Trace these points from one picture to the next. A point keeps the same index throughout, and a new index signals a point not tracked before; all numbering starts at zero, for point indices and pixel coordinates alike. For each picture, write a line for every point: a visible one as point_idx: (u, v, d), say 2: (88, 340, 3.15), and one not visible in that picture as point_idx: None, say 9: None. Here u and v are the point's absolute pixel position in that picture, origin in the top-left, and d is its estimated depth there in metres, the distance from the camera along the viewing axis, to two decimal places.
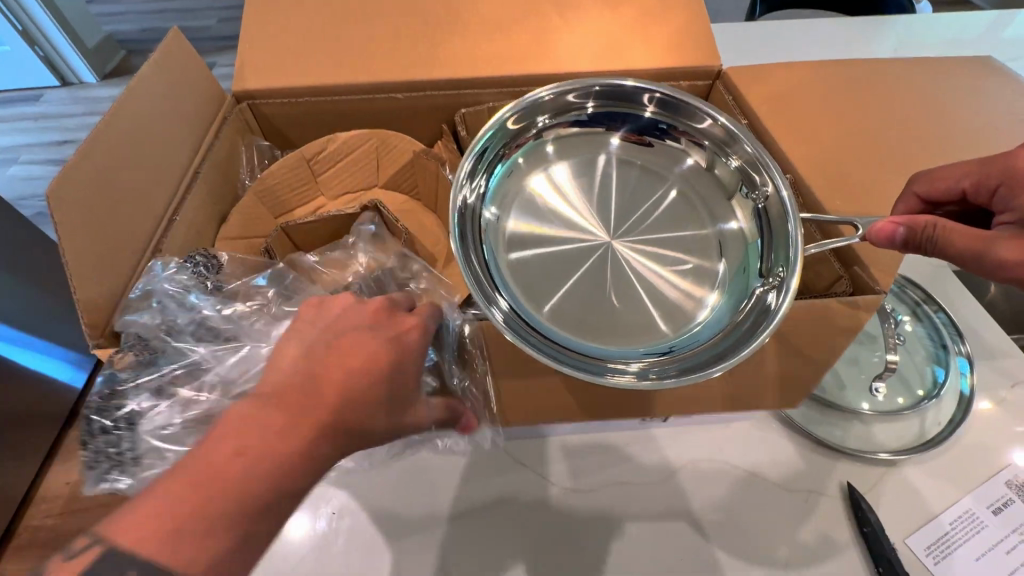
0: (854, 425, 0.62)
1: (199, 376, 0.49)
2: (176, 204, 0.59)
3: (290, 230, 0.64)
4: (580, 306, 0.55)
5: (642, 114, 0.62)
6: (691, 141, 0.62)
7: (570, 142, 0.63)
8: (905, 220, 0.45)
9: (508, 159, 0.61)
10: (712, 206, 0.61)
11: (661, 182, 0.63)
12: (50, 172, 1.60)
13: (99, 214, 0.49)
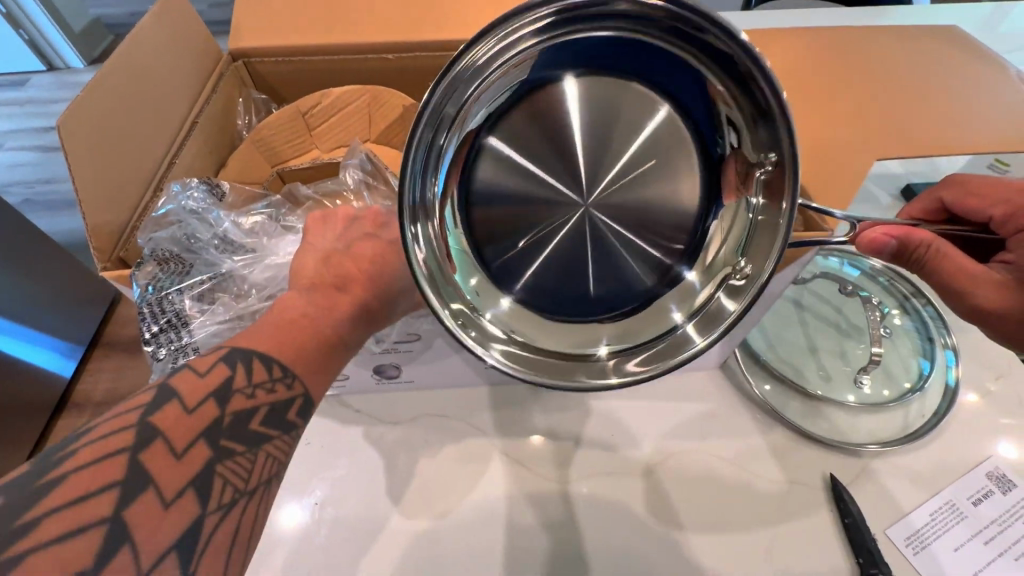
0: (839, 416, 0.62)
1: (229, 279, 0.52)
2: (174, 152, 0.56)
3: (285, 174, 0.65)
4: (547, 300, 0.46)
5: (694, 71, 0.40)
6: (744, 139, 0.41)
7: (585, 102, 0.42)
8: (900, 236, 0.45)
9: (461, 143, 0.42)
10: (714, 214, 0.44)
11: (685, 177, 0.43)
12: (36, 159, 1.56)
13: (104, 150, 0.47)
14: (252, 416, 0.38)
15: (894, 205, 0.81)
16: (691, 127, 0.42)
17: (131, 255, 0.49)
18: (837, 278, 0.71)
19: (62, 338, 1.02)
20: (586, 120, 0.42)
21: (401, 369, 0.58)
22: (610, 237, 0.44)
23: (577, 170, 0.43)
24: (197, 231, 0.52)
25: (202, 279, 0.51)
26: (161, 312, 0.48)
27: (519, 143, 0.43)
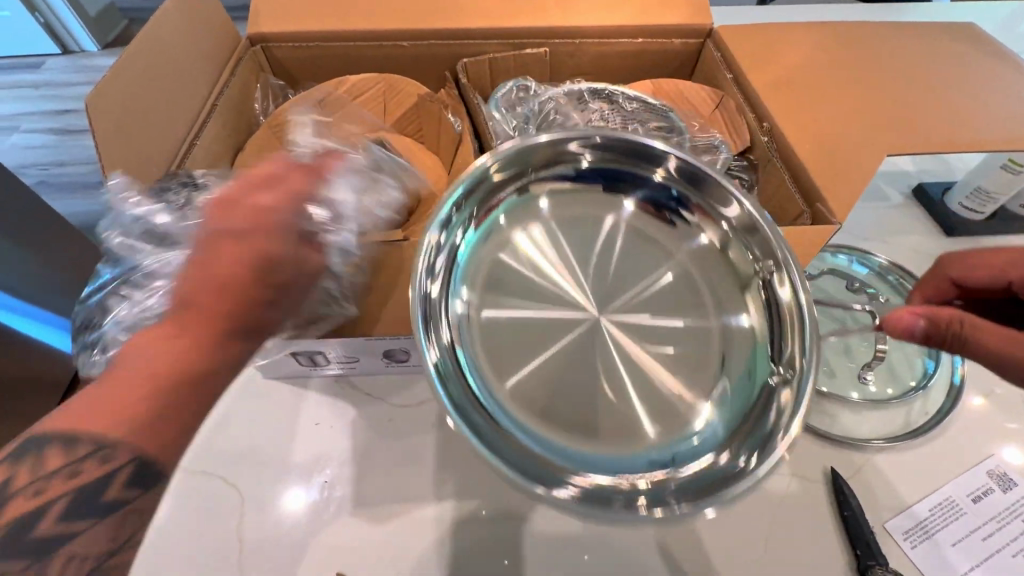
0: (843, 413, 0.63)
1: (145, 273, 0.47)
2: (195, 136, 0.56)
3: (301, 159, 0.63)
4: (555, 395, 0.46)
5: (653, 177, 0.51)
6: (706, 223, 0.50)
7: (570, 198, 0.52)
8: (926, 313, 0.45)
9: (483, 221, 0.49)
10: (721, 295, 0.49)
11: (659, 252, 0.51)
12: (54, 143, 1.57)
13: (127, 132, 0.48)
14: (40, 515, 0.35)
15: (906, 204, 0.80)
16: (654, 209, 0.51)
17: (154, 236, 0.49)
18: (845, 276, 0.71)
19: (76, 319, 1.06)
20: (589, 232, 0.51)
21: (409, 354, 0.59)
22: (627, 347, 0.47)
23: (582, 278, 0.49)
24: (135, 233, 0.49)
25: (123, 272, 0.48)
26: (93, 307, 0.49)
27: (524, 235, 0.50)
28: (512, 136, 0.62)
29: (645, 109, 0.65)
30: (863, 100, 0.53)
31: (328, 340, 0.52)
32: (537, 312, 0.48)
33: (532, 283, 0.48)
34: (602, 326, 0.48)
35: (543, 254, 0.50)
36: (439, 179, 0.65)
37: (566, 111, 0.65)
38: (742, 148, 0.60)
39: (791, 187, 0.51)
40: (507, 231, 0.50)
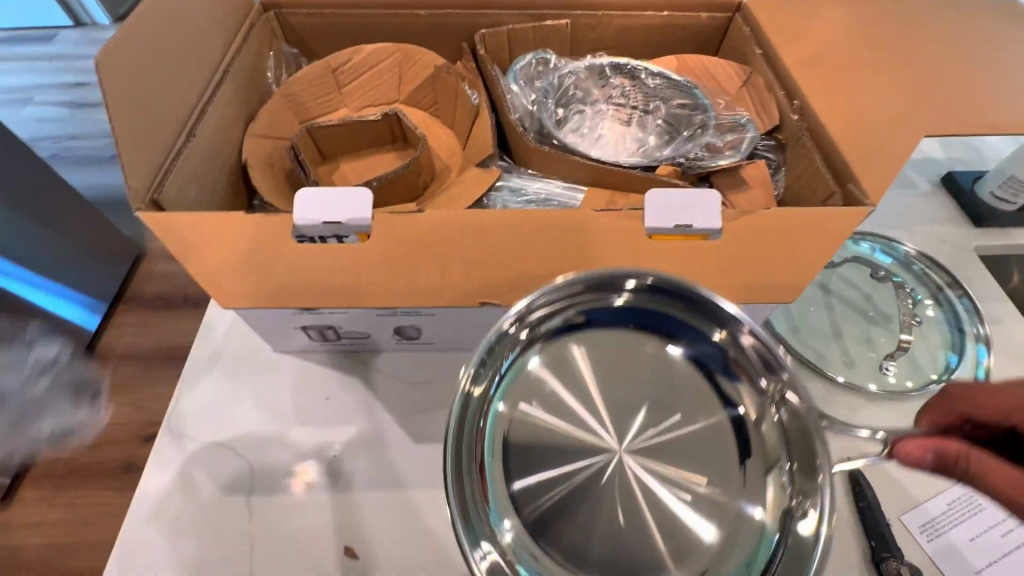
0: (859, 405, 0.61)
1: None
2: (204, 102, 0.53)
3: (314, 130, 0.61)
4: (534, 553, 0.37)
5: (708, 333, 0.43)
6: (752, 391, 0.42)
7: (603, 343, 0.43)
8: (935, 445, 0.37)
9: (518, 355, 0.42)
10: (750, 471, 0.39)
11: (694, 395, 0.42)
12: (64, 115, 1.52)
13: (141, 85, 0.44)
14: None
15: (934, 191, 0.78)
16: (694, 366, 0.43)
17: (163, 200, 0.45)
18: (868, 264, 0.71)
19: (88, 294, 1.06)
20: (604, 378, 0.42)
21: (421, 332, 0.58)
22: (656, 487, 0.38)
23: (599, 428, 0.40)
24: None
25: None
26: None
27: (541, 382, 0.42)
28: (529, 110, 0.60)
29: (668, 85, 0.63)
30: (903, 77, 0.51)
31: (338, 312, 0.51)
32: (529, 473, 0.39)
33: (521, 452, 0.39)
34: (623, 473, 0.38)
35: (543, 416, 0.40)
36: (453, 154, 0.63)
37: (586, 86, 0.65)
38: (771, 129, 0.57)
39: (820, 167, 0.49)
40: (507, 385, 0.41)
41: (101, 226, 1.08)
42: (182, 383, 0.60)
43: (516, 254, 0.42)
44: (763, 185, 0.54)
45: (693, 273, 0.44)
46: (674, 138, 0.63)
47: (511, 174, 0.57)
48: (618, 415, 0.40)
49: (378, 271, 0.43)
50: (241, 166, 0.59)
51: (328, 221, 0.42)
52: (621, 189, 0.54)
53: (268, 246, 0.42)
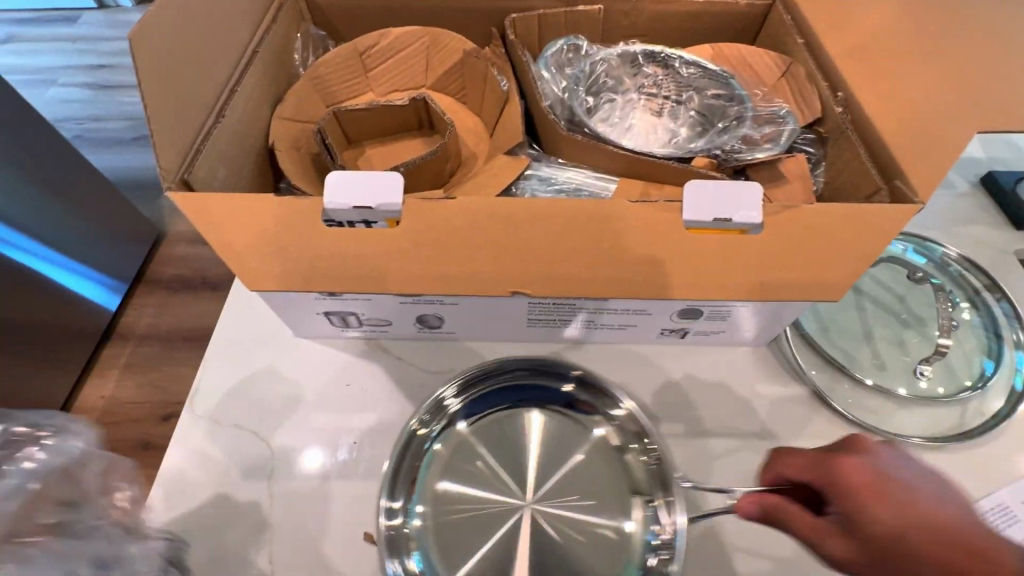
0: (888, 408, 0.60)
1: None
2: (232, 84, 0.53)
3: (341, 114, 0.60)
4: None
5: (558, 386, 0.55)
6: (603, 421, 0.54)
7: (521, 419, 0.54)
8: (758, 497, 0.36)
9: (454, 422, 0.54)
10: (619, 490, 0.51)
11: (569, 436, 0.53)
12: (88, 97, 1.53)
13: (172, 66, 0.43)
14: None
15: (973, 192, 0.75)
16: (558, 411, 0.55)
17: (194, 181, 0.45)
18: (903, 265, 0.68)
19: (109, 275, 1.07)
20: (519, 435, 0.53)
21: (443, 321, 0.57)
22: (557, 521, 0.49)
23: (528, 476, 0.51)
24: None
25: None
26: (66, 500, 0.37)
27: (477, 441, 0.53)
28: (560, 98, 0.59)
29: (703, 74, 0.62)
30: None
31: (363, 298, 0.50)
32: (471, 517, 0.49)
33: (461, 495, 0.50)
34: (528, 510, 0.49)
35: (473, 463, 0.51)
36: (480, 141, 0.62)
37: (618, 74, 0.64)
38: (812, 122, 0.55)
39: (865, 159, 0.47)
40: (444, 442, 0.53)
41: (122, 209, 1.09)
42: (204, 366, 0.61)
43: (549, 243, 0.41)
44: (801, 179, 0.52)
45: (730, 267, 0.43)
46: (706, 130, 0.61)
47: (540, 162, 0.56)
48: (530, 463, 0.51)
49: (407, 257, 0.43)
50: (268, 148, 0.58)
51: (359, 205, 0.40)
52: (654, 180, 0.53)
53: (299, 229, 0.41)
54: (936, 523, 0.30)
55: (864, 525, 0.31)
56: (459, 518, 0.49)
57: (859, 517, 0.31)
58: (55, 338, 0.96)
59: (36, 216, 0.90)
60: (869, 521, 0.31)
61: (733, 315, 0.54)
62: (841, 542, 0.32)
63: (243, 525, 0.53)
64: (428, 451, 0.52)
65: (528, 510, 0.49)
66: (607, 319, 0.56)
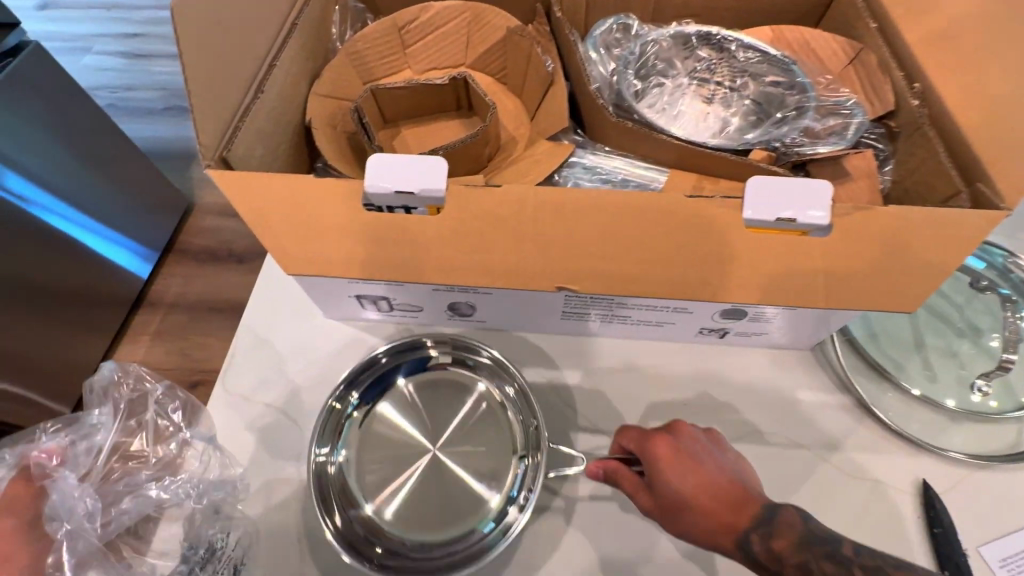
0: (936, 421, 0.57)
1: (69, 499, 0.45)
2: (270, 58, 0.51)
3: (379, 92, 0.58)
4: (413, 516, 0.49)
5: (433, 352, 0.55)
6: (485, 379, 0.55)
7: (438, 382, 0.55)
8: (603, 463, 0.45)
9: (384, 383, 0.54)
10: (499, 445, 0.52)
11: (460, 394, 0.54)
12: (122, 66, 1.53)
13: (212, 37, 0.42)
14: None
15: None
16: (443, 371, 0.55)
17: (233, 159, 0.43)
18: (966, 271, 0.64)
19: (141, 244, 1.08)
20: (448, 397, 0.54)
21: (475, 310, 0.56)
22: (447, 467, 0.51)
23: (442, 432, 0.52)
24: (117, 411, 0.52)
25: (83, 500, 0.45)
26: (204, 531, 0.49)
27: (400, 404, 0.54)
28: (608, 81, 0.56)
29: (762, 59, 0.57)
30: None
31: (396, 284, 0.49)
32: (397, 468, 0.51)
33: (389, 439, 0.52)
34: (429, 459, 0.51)
35: (393, 418, 0.53)
36: (521, 125, 0.60)
37: (669, 56, 0.60)
38: (882, 115, 0.51)
39: (942, 157, 0.43)
40: (366, 409, 0.53)
41: (155, 180, 1.10)
42: (235, 346, 0.61)
43: (597, 237, 0.39)
44: (869, 177, 0.48)
45: (790, 271, 0.40)
46: (762, 120, 0.57)
47: (585, 150, 0.54)
48: (451, 418, 0.53)
49: (447, 246, 0.41)
50: (305, 126, 0.57)
51: (400, 190, 0.39)
52: (708, 172, 0.50)
53: (340, 213, 0.40)
54: (717, 483, 0.41)
55: (658, 484, 0.42)
56: (387, 459, 0.51)
57: (656, 480, 0.42)
58: (91, 305, 0.98)
59: (73, 186, 0.91)
60: (662, 482, 0.42)
61: (781, 318, 0.52)
62: (646, 496, 0.43)
63: (278, 512, 0.52)
64: (353, 410, 0.53)
65: (433, 455, 0.51)
66: (643, 315, 0.54)
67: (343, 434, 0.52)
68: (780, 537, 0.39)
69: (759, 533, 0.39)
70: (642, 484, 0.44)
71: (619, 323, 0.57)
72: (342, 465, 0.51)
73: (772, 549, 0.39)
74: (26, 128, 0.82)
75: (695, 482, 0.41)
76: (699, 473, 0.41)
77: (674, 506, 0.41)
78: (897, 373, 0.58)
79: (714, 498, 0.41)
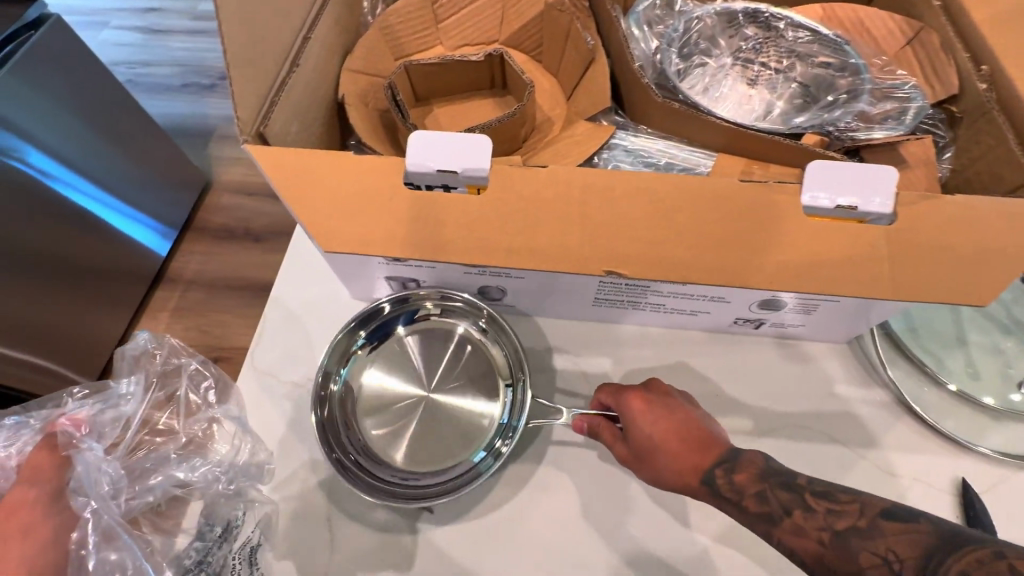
0: (975, 420, 0.55)
1: (95, 472, 0.40)
2: (305, 31, 0.50)
3: (412, 69, 0.57)
4: (409, 448, 0.50)
5: (423, 303, 0.54)
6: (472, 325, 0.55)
7: (433, 329, 0.55)
8: (585, 418, 0.45)
9: (387, 327, 0.54)
10: (487, 384, 0.53)
11: (451, 339, 0.54)
12: (139, 42, 1.52)
13: (250, 8, 0.40)
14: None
15: None
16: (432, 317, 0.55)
17: (271, 135, 0.43)
18: None
19: (161, 221, 1.08)
20: (443, 343, 0.54)
21: (506, 294, 0.55)
22: (441, 404, 0.52)
23: (437, 374, 0.53)
24: (148, 381, 0.47)
25: (108, 474, 0.41)
26: (224, 510, 0.47)
27: (399, 348, 0.54)
28: (651, 59, 0.54)
29: (813, 39, 0.55)
30: None
31: (426, 265, 0.48)
32: (396, 403, 0.52)
33: (390, 376, 0.53)
34: (423, 399, 0.52)
35: (394, 351, 0.54)
36: (557, 105, 0.58)
37: (713, 34, 0.57)
38: (942, 99, 0.49)
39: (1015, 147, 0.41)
40: (370, 348, 0.54)
41: (173, 157, 1.09)
42: (267, 322, 0.60)
43: (645, 220, 0.38)
44: (927, 165, 0.46)
45: (845, 262, 0.38)
46: (810, 104, 0.55)
47: (626, 131, 0.52)
48: (442, 360, 0.54)
49: (488, 227, 0.40)
50: (337, 102, 0.55)
51: (442, 168, 0.38)
52: (756, 156, 0.49)
53: (381, 192, 0.39)
54: (696, 431, 0.40)
55: (632, 433, 0.41)
56: (388, 393, 0.52)
57: (629, 426, 0.42)
58: (111, 281, 0.99)
59: (95, 160, 0.91)
60: (632, 429, 0.41)
61: (825, 310, 0.50)
62: (622, 445, 0.43)
63: (306, 504, 0.51)
64: (360, 348, 0.53)
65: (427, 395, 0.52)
66: (678, 303, 0.53)
67: (348, 369, 0.53)
68: (742, 471, 0.37)
69: (724, 468, 0.37)
70: (619, 439, 0.43)
71: (653, 310, 0.55)
72: (346, 386, 0.52)
73: (734, 482, 0.37)
74: (48, 102, 0.82)
75: (672, 427, 0.40)
76: (674, 421, 0.40)
77: (648, 454, 0.40)
78: (936, 370, 0.56)
79: (685, 441, 0.39)
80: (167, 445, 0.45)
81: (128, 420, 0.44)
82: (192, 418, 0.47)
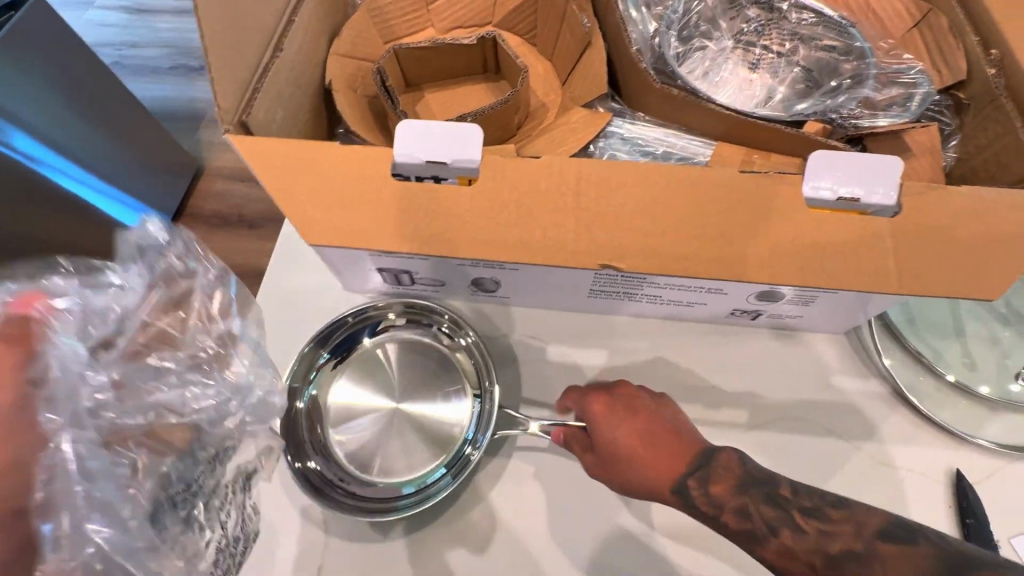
0: (969, 410, 0.55)
1: (75, 378, 0.27)
2: (289, 13, 0.47)
3: (402, 53, 0.54)
4: (374, 462, 0.49)
5: (388, 314, 0.55)
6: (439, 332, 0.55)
7: (398, 340, 0.55)
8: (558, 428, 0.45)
9: (353, 340, 0.54)
10: (453, 395, 0.52)
11: (416, 349, 0.54)
12: (124, 22, 1.47)
13: None
14: None
15: None
16: (397, 328, 0.55)
17: (253, 124, 0.41)
18: None
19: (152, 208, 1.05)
20: (407, 354, 0.54)
21: (499, 286, 0.54)
22: (407, 416, 0.51)
23: (402, 386, 0.52)
24: (135, 281, 0.32)
25: (92, 377, 0.27)
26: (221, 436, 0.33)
27: (366, 359, 0.53)
28: (650, 42, 0.52)
29: (818, 22, 0.53)
30: None
31: (417, 258, 0.47)
32: (362, 417, 0.51)
33: (357, 390, 0.52)
34: (389, 412, 0.51)
35: (360, 364, 0.53)
36: (552, 91, 0.56)
37: (713, 16, 0.56)
38: (950, 85, 0.47)
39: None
40: (336, 360, 0.53)
41: (163, 142, 1.06)
42: (266, 313, 0.59)
43: (643, 211, 0.37)
44: (932, 154, 0.45)
45: (843, 255, 0.37)
46: (813, 89, 0.54)
47: (623, 118, 0.51)
48: (407, 370, 0.53)
49: (477, 221, 0.39)
50: (324, 88, 0.53)
51: (431, 160, 0.37)
52: (756, 145, 0.48)
53: (362, 186, 0.38)
54: (668, 437, 0.39)
55: (597, 440, 0.41)
56: (354, 406, 0.51)
57: (593, 433, 0.41)
58: None
59: (81, 145, 0.89)
60: (597, 435, 0.41)
61: (824, 300, 0.49)
62: (589, 454, 0.42)
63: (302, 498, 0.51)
64: (326, 362, 0.53)
65: (394, 407, 0.51)
66: (677, 294, 0.52)
67: (315, 382, 0.52)
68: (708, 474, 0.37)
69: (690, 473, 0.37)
70: (587, 448, 0.43)
71: (650, 300, 0.54)
72: (313, 399, 0.52)
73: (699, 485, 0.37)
74: (30, 86, 0.79)
75: (641, 431, 0.39)
76: (642, 425, 0.40)
77: (611, 463, 0.40)
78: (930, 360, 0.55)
79: (655, 447, 0.39)
80: (145, 344, 0.31)
81: (119, 313, 0.30)
82: (167, 332, 0.33)
